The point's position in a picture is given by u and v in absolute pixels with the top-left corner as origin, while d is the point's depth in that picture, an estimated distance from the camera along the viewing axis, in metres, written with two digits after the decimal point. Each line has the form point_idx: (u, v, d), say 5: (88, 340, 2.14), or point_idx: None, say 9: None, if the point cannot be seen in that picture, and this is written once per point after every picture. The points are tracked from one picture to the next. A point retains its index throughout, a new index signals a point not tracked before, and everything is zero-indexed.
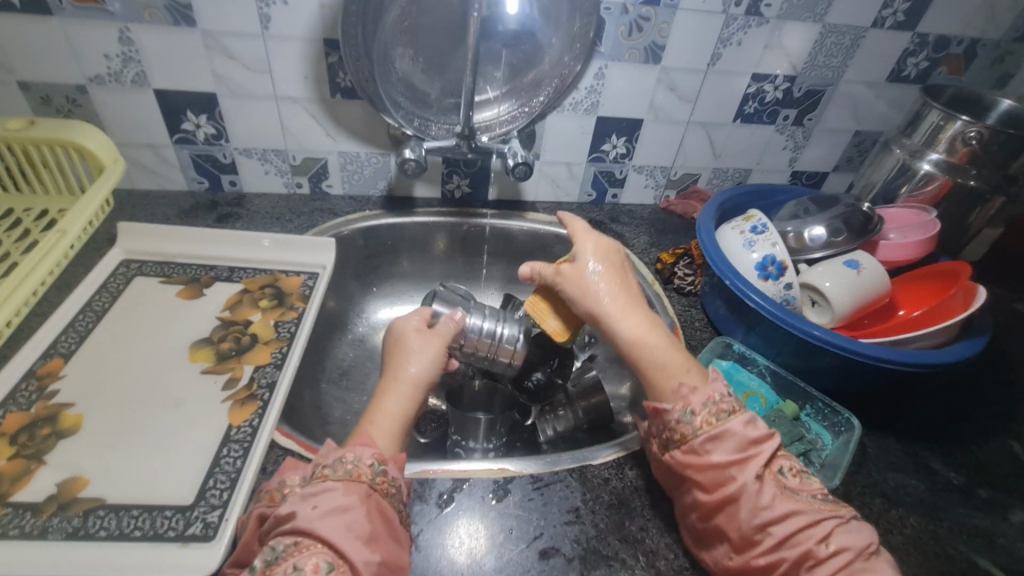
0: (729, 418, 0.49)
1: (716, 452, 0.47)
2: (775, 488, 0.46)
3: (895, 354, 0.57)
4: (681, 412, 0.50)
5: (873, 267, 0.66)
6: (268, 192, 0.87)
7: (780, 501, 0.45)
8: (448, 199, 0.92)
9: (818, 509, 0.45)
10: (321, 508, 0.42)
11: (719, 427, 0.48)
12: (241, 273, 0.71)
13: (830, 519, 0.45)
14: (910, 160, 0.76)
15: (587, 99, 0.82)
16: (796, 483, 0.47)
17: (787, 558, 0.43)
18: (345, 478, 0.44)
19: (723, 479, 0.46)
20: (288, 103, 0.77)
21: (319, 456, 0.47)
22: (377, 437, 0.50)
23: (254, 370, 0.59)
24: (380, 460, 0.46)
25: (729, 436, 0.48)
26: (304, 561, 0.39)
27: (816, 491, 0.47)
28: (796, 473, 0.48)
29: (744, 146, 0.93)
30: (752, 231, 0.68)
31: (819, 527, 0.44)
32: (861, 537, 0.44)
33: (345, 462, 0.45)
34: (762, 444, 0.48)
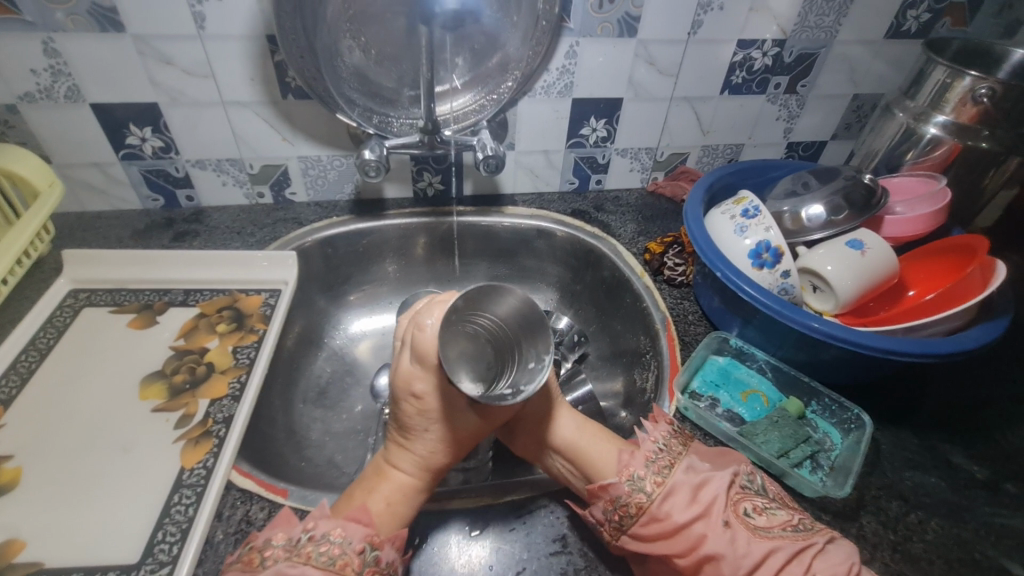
0: (671, 471, 0.47)
1: (668, 509, 0.45)
2: (743, 532, 0.43)
3: (907, 345, 0.52)
4: (628, 483, 0.47)
5: (879, 246, 0.60)
6: (229, 205, 0.82)
7: (754, 543, 0.42)
8: (421, 198, 0.86)
9: (794, 541, 0.42)
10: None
11: (667, 485, 0.46)
12: (198, 296, 0.66)
13: (808, 549, 0.41)
14: (914, 125, 0.69)
15: (559, 81, 0.76)
16: (765, 520, 0.44)
17: None
18: (328, 568, 0.40)
19: (688, 541, 0.44)
20: (237, 108, 0.72)
21: (307, 520, 0.43)
22: (372, 506, 0.45)
23: (210, 405, 0.55)
24: (372, 544, 0.42)
25: (680, 488, 0.46)
26: None
27: (786, 523, 0.44)
28: (761, 509, 0.45)
29: (733, 121, 0.86)
30: (743, 215, 0.62)
31: (800, 561, 0.41)
32: (845, 560, 0.41)
33: (331, 542, 0.41)
34: (713, 483, 0.46)
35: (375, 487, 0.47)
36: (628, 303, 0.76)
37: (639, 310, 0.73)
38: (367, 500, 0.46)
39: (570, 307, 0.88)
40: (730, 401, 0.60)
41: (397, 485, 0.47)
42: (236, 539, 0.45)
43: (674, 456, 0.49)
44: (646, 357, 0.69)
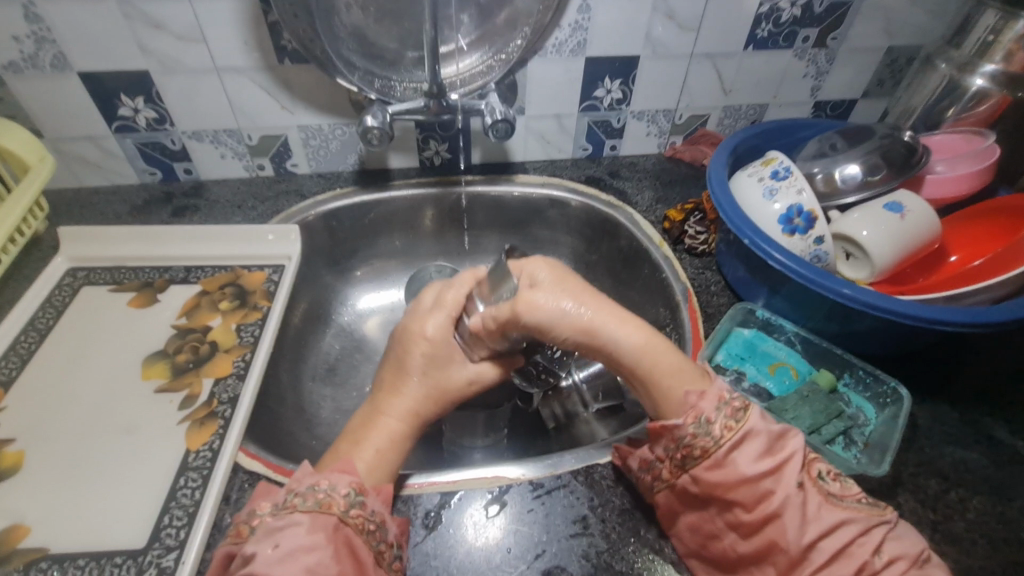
0: (745, 416, 0.42)
1: (740, 455, 0.41)
2: (816, 497, 0.40)
3: (951, 314, 0.48)
4: (694, 425, 0.42)
5: (919, 209, 0.56)
6: (229, 178, 0.79)
7: (825, 511, 0.40)
8: (427, 167, 0.83)
9: (868, 515, 0.40)
10: (282, 550, 0.36)
11: (741, 430, 0.41)
12: (199, 272, 0.64)
13: (879, 526, 0.39)
14: (958, 77, 0.64)
15: (572, 38, 0.71)
16: (838, 488, 0.41)
17: None
18: (313, 511, 0.39)
19: (755, 496, 0.40)
20: (232, 75, 0.68)
21: (293, 480, 0.41)
22: (359, 460, 0.44)
23: (214, 385, 0.53)
24: (357, 489, 0.41)
25: (754, 437, 0.41)
26: None
27: (859, 494, 0.41)
28: (835, 475, 0.42)
29: (758, 78, 0.81)
30: (772, 177, 0.58)
31: (871, 536, 0.39)
32: (914, 542, 0.39)
33: (318, 491, 0.40)
34: (792, 440, 0.42)
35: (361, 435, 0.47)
36: (646, 274, 0.73)
37: (658, 281, 0.70)
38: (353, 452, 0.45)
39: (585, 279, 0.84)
40: (757, 375, 0.57)
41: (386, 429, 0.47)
42: None
43: (747, 400, 0.44)
44: (666, 330, 0.66)
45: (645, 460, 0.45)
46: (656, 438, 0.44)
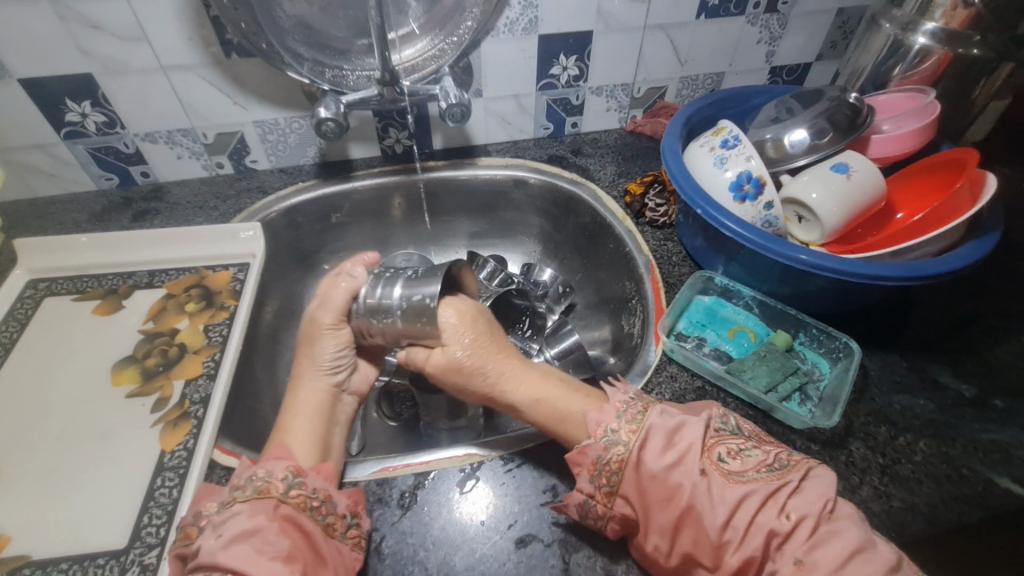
0: (644, 417, 0.44)
1: (646, 455, 0.42)
2: (716, 475, 0.40)
3: (895, 269, 0.50)
4: (603, 438, 0.44)
5: (864, 169, 0.57)
6: (188, 178, 0.78)
7: (728, 489, 0.39)
8: (389, 156, 0.82)
9: (767, 483, 0.39)
10: (224, 537, 0.39)
11: (642, 431, 0.43)
12: (163, 276, 0.63)
13: (784, 488, 0.39)
14: (902, 36, 0.65)
15: (523, 16, 0.71)
16: (739, 464, 0.41)
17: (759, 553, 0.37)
18: (252, 498, 0.41)
19: (668, 490, 0.40)
20: (179, 73, 0.66)
21: (232, 479, 0.43)
22: (291, 445, 0.47)
23: (185, 386, 0.53)
24: (294, 471, 0.44)
25: (654, 433, 0.43)
26: None
27: (760, 461, 0.41)
28: (735, 453, 0.42)
29: (712, 47, 0.81)
30: (722, 146, 0.59)
31: (774, 501, 0.39)
32: (819, 497, 0.38)
33: (257, 478, 0.43)
34: (685, 428, 0.43)
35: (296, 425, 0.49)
36: (611, 249, 0.74)
37: (622, 255, 0.72)
38: (286, 440, 0.47)
39: (554, 257, 0.86)
40: (717, 339, 0.59)
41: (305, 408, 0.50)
42: None
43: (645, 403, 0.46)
44: (631, 303, 0.68)
45: (580, 505, 0.44)
46: (579, 471, 0.45)
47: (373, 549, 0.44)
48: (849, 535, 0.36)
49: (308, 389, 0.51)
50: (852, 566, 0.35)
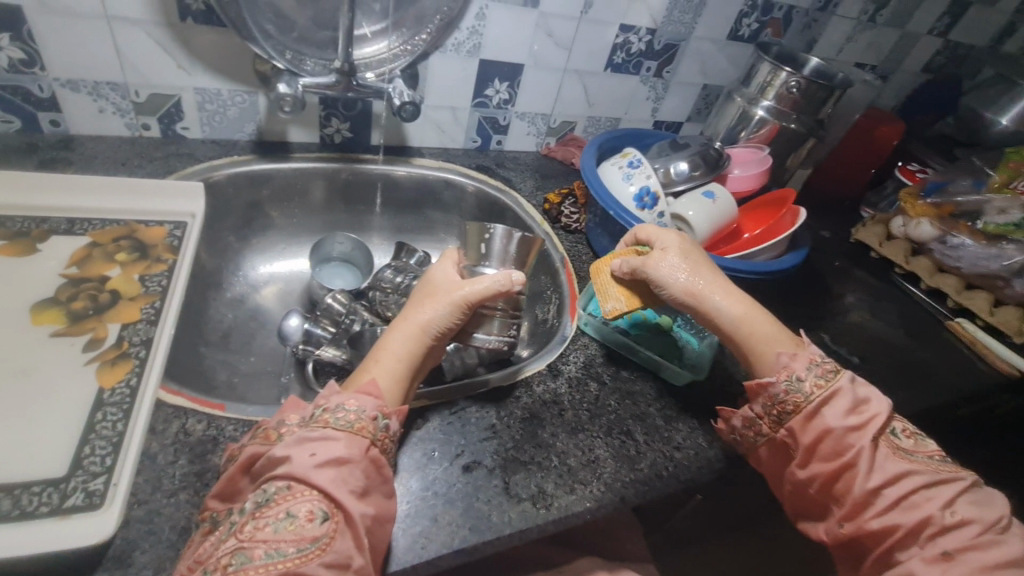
0: (834, 377, 0.54)
1: (828, 413, 0.52)
2: (886, 451, 0.52)
3: (746, 267, 0.70)
4: (787, 382, 0.54)
5: (724, 197, 0.77)
6: (106, 135, 0.74)
7: (891, 462, 0.51)
8: (327, 144, 0.86)
9: (930, 468, 0.51)
10: (319, 458, 0.42)
11: (829, 388, 0.53)
12: (86, 225, 0.60)
13: (948, 483, 0.50)
14: (748, 109, 0.89)
15: (469, 40, 0.82)
16: (909, 444, 0.53)
17: (902, 522, 0.49)
18: (346, 430, 0.44)
19: (841, 447, 0.51)
20: (125, 26, 0.65)
21: (319, 398, 0.47)
22: (381, 383, 0.50)
23: (123, 329, 0.52)
24: (382, 415, 0.47)
25: (842, 395, 0.53)
26: (298, 506, 0.39)
27: (930, 453, 0.53)
28: (909, 435, 0.54)
29: (614, 96, 1.00)
30: (629, 166, 0.74)
31: (932, 486, 0.50)
32: (989, 509, 0.49)
33: (347, 411, 0.45)
34: (881, 406, 0.53)
35: (393, 355, 0.52)
36: None
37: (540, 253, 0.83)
38: (375, 375, 0.50)
39: None
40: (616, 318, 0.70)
41: (400, 356, 0.52)
42: (176, 448, 0.46)
43: (827, 368, 0.55)
44: (547, 294, 0.79)
45: (748, 417, 0.57)
46: (753, 397, 0.56)
47: None
48: (1008, 546, 0.47)
49: (400, 327, 0.54)
50: (989, 565, 0.46)
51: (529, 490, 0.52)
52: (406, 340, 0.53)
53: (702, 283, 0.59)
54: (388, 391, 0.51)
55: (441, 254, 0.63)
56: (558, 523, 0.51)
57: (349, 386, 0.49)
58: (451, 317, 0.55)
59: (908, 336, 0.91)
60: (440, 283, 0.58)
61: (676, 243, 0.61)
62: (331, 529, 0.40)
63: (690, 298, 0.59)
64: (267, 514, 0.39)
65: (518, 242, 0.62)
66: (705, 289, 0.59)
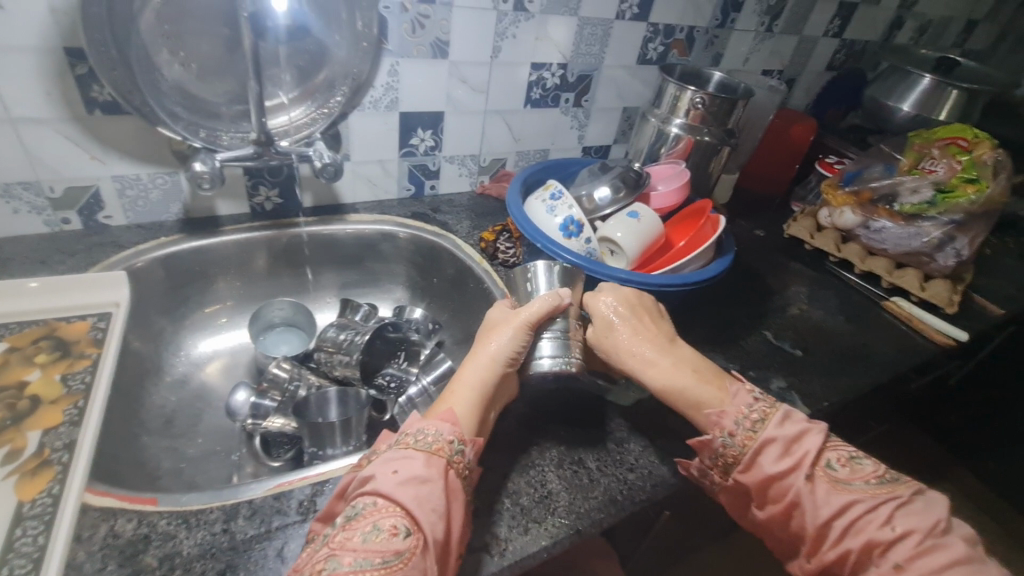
0: (763, 424, 0.56)
1: (758, 463, 0.54)
2: (825, 483, 0.53)
3: (674, 279, 0.72)
4: (722, 438, 0.56)
5: (648, 215, 0.80)
6: (25, 235, 0.73)
7: (834, 494, 0.52)
8: (259, 213, 0.86)
9: (873, 492, 0.52)
10: (401, 476, 0.47)
11: (758, 439, 0.55)
12: (3, 330, 0.59)
13: (886, 503, 0.51)
14: (663, 127, 0.93)
15: (385, 96, 0.84)
16: (847, 471, 0.53)
17: (851, 548, 0.50)
18: (426, 450, 0.49)
19: (780, 489, 0.53)
20: (30, 126, 0.65)
21: (403, 428, 0.53)
22: (457, 410, 0.55)
23: (43, 435, 0.50)
24: (459, 440, 0.52)
25: (772, 445, 0.55)
26: (383, 520, 0.44)
27: (868, 476, 0.53)
28: (845, 460, 0.54)
29: (539, 129, 1.03)
30: (551, 198, 0.77)
31: (875, 509, 0.50)
32: (929, 517, 0.50)
33: (426, 435, 0.51)
34: (811, 443, 0.55)
35: (465, 389, 0.57)
36: (473, 288, 0.87)
37: (482, 291, 0.85)
38: (452, 403, 0.55)
39: (423, 302, 0.96)
40: None
41: (472, 384, 0.57)
42: (104, 555, 0.43)
43: (762, 408, 0.58)
44: None
45: (701, 469, 0.58)
46: (700, 452, 0.58)
47: (275, 554, 0.46)
48: (953, 548, 0.47)
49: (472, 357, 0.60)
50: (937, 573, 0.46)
51: (482, 537, 0.51)
52: (478, 369, 0.58)
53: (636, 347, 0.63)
54: (462, 417, 0.55)
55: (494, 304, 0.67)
56: (515, 567, 0.50)
57: (433, 412, 0.55)
58: (512, 342, 0.59)
59: (848, 322, 0.94)
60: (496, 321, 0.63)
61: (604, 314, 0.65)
62: (410, 542, 0.43)
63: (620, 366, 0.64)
64: (357, 526, 0.43)
65: (556, 274, 0.65)
66: (639, 340, 0.63)
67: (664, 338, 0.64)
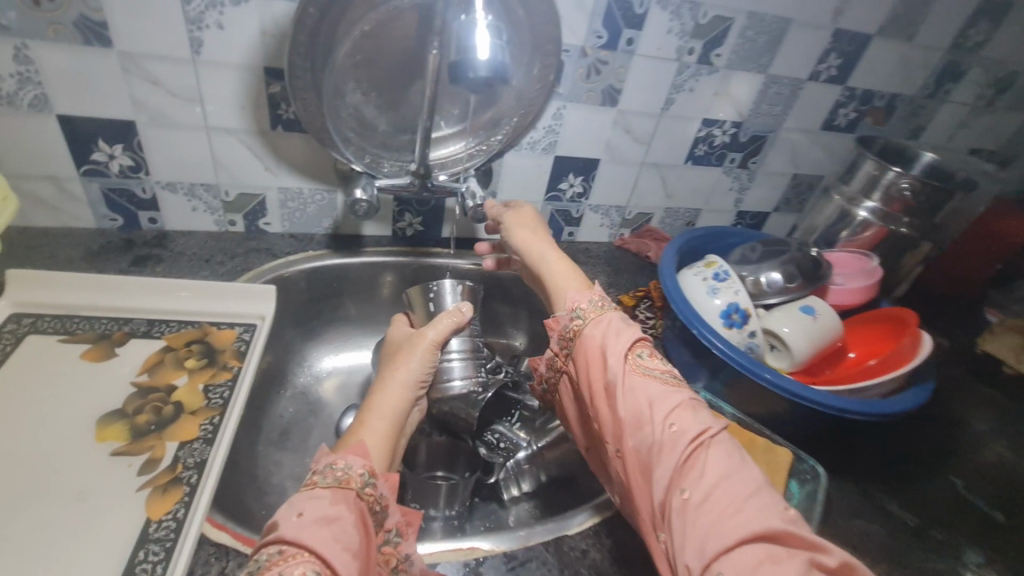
0: (609, 310, 0.57)
1: (593, 344, 0.54)
2: (629, 368, 0.51)
3: (853, 404, 0.60)
4: (573, 316, 0.58)
5: (827, 314, 0.68)
6: (196, 231, 0.77)
7: (635, 377, 0.50)
8: (399, 237, 0.86)
9: (673, 387, 0.50)
10: (308, 516, 0.42)
11: (600, 315, 0.56)
12: (163, 327, 0.61)
13: (679, 393, 0.49)
14: (848, 207, 0.81)
15: (544, 138, 0.81)
16: (652, 364, 0.52)
17: (647, 441, 0.47)
18: (334, 486, 0.45)
19: (602, 370, 0.52)
20: (222, 135, 0.69)
21: (312, 464, 0.48)
22: (368, 443, 0.52)
23: (179, 448, 0.51)
24: (369, 472, 0.49)
25: (610, 323, 0.55)
26: (292, 568, 0.38)
27: (668, 371, 0.52)
28: (654, 356, 0.53)
29: (695, 187, 0.94)
30: (714, 277, 0.68)
31: (664, 399, 0.48)
32: (702, 422, 0.46)
33: (336, 469, 0.47)
34: (634, 339, 0.54)
35: (379, 425, 0.55)
36: None
37: None
38: (365, 440, 0.52)
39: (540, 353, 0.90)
40: None
41: (386, 413, 0.56)
42: None
43: (607, 303, 0.58)
44: None
45: (551, 361, 0.60)
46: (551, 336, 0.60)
47: None
48: (713, 455, 0.44)
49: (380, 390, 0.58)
50: (713, 495, 0.42)
51: None
52: (387, 398, 0.58)
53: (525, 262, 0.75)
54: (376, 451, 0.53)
55: (393, 318, 0.69)
56: None
57: (342, 446, 0.52)
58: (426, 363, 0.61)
59: None
60: (394, 339, 0.66)
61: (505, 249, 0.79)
62: None
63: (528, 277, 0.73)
64: None
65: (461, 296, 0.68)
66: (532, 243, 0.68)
67: (580, 280, 0.63)
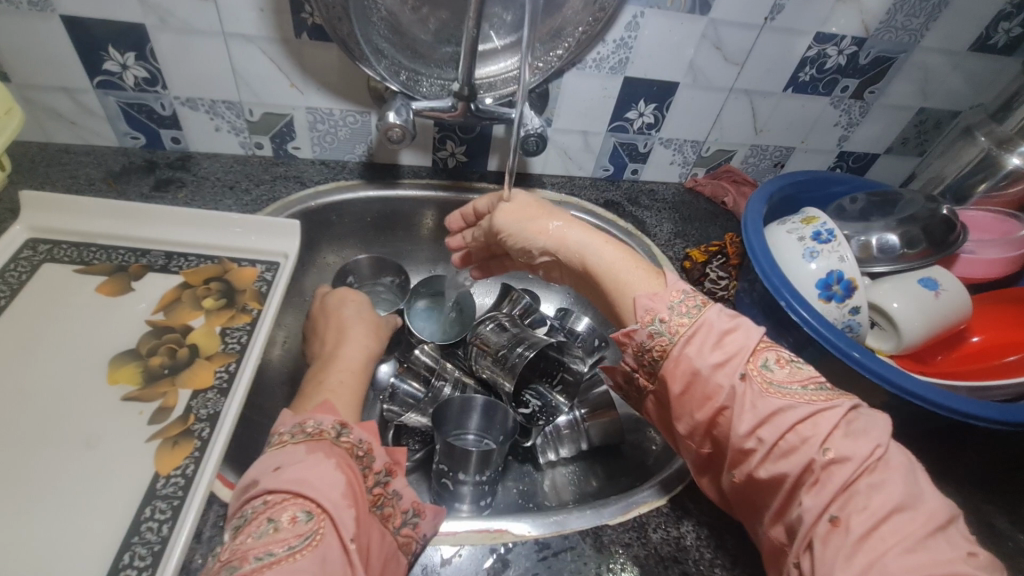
0: (700, 311, 0.42)
1: (701, 370, 0.39)
2: (757, 387, 0.38)
3: (987, 411, 0.47)
4: (651, 325, 0.41)
5: (952, 289, 0.55)
6: (220, 153, 0.71)
7: (766, 398, 0.38)
8: (439, 169, 0.76)
9: (812, 399, 0.37)
10: (285, 467, 0.37)
11: (694, 324, 0.41)
12: (181, 261, 0.57)
13: (830, 413, 0.37)
14: (995, 152, 0.65)
15: (614, 55, 0.67)
16: (785, 374, 0.39)
17: (786, 472, 0.36)
18: (306, 439, 0.39)
19: (708, 390, 0.39)
20: (240, 43, 0.60)
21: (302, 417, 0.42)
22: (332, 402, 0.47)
23: (192, 397, 0.47)
24: (340, 423, 0.42)
25: (706, 327, 0.40)
26: (279, 513, 0.34)
27: (810, 380, 0.39)
28: (784, 362, 0.39)
29: (792, 121, 0.78)
30: (814, 238, 0.56)
31: (814, 418, 0.37)
32: (869, 440, 0.35)
33: (305, 426, 0.41)
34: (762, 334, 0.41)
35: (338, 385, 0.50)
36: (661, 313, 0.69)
37: None
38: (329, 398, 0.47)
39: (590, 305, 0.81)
40: None
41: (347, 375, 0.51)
42: None
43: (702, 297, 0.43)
44: None
45: (625, 371, 0.45)
46: (622, 350, 0.44)
47: None
48: (890, 487, 0.33)
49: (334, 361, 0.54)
50: (879, 532, 0.32)
51: None
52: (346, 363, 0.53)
53: (550, 223, 0.52)
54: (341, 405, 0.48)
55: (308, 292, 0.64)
56: None
57: (302, 408, 0.46)
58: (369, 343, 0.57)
59: None
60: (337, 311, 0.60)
61: (530, 197, 0.55)
62: (318, 527, 0.33)
63: (549, 240, 0.51)
64: (249, 529, 0.33)
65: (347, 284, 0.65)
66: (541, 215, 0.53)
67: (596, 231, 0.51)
